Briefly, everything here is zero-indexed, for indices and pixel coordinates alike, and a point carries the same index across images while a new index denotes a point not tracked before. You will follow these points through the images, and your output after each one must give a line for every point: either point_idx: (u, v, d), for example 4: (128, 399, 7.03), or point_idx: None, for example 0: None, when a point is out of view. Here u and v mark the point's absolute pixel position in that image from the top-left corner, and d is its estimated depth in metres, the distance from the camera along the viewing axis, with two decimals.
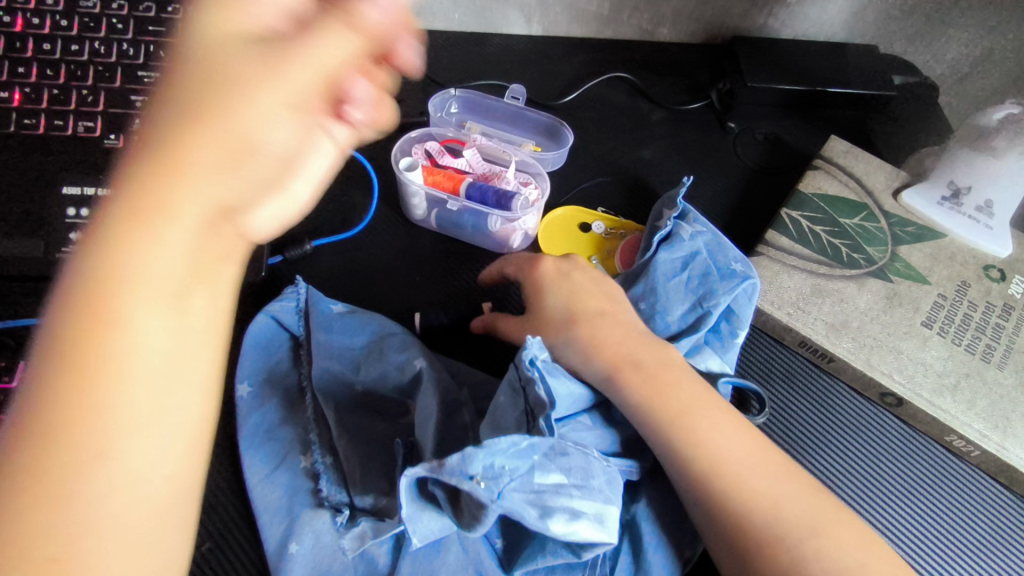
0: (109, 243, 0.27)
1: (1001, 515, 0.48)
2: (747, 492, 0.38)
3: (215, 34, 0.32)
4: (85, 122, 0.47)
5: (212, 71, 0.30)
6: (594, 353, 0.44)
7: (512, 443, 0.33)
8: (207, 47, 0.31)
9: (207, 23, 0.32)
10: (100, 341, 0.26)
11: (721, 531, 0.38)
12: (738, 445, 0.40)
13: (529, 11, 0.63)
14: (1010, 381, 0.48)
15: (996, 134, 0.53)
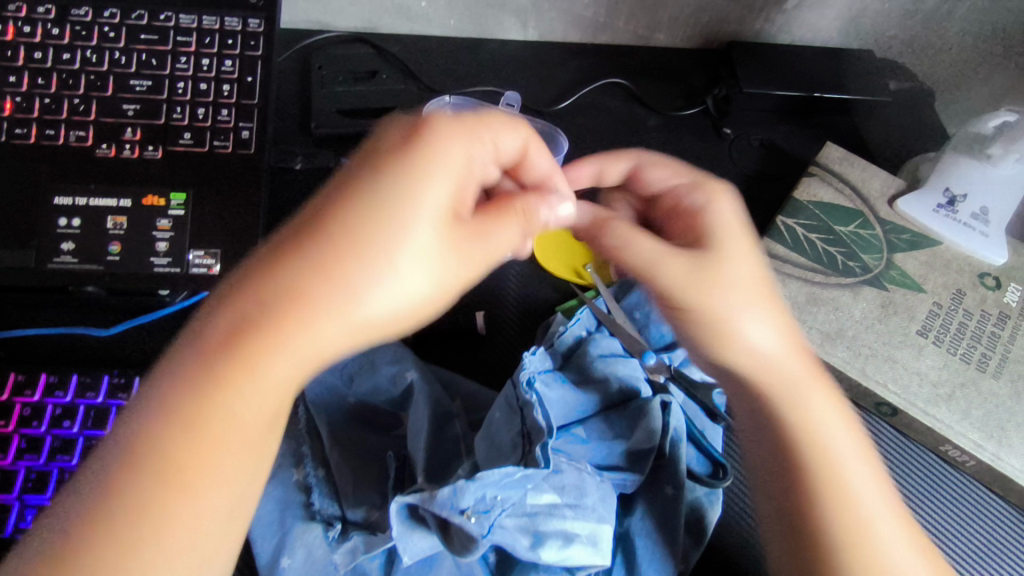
0: (224, 384, 0.30)
1: (993, 524, 0.48)
2: (830, 485, 0.38)
3: (414, 200, 0.33)
4: (77, 132, 0.46)
5: (383, 246, 0.32)
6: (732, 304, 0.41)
7: (504, 475, 0.34)
8: (399, 212, 0.32)
9: (412, 180, 0.33)
10: (201, 460, 0.30)
11: (788, 506, 0.39)
12: (830, 413, 0.40)
13: (525, 17, 0.62)
14: (1004, 390, 0.48)
15: (992, 141, 0.53)
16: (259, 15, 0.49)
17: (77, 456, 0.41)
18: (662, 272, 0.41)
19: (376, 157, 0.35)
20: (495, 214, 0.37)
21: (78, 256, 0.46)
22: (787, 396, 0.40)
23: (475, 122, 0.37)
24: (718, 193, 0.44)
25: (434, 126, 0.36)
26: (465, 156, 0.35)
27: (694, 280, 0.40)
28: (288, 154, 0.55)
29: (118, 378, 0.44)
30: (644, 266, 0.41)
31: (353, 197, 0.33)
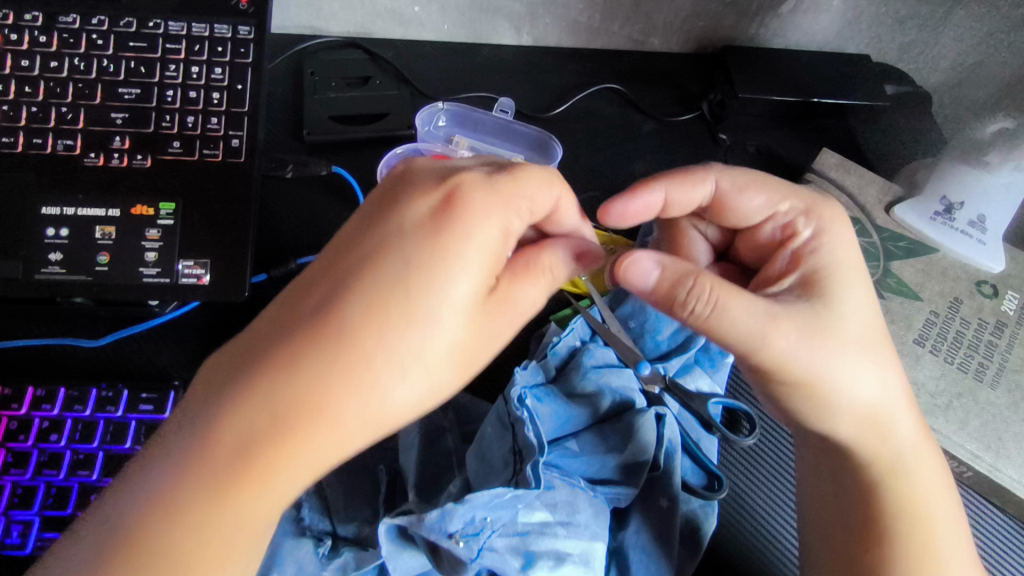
0: (235, 493, 0.29)
1: (990, 535, 0.48)
2: (901, 521, 0.39)
3: (441, 297, 0.30)
4: (65, 141, 0.46)
5: (408, 349, 0.30)
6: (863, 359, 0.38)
7: (492, 496, 0.35)
8: (425, 311, 0.30)
9: (438, 272, 0.30)
10: (216, 555, 0.29)
11: (860, 537, 0.40)
12: (919, 458, 0.40)
13: (519, 22, 0.62)
14: (1002, 400, 0.48)
15: (990, 148, 0.52)
16: (249, 22, 0.49)
17: (65, 470, 0.41)
18: (774, 341, 0.37)
19: (398, 237, 0.31)
20: (520, 284, 0.34)
21: (65, 267, 0.45)
22: (895, 452, 0.40)
23: (502, 185, 0.33)
24: (818, 233, 0.41)
25: (463, 200, 0.32)
26: (498, 239, 0.32)
27: (806, 348, 0.37)
28: (279, 162, 0.53)
29: (106, 390, 0.43)
30: (753, 336, 0.37)
31: (374, 291, 0.30)
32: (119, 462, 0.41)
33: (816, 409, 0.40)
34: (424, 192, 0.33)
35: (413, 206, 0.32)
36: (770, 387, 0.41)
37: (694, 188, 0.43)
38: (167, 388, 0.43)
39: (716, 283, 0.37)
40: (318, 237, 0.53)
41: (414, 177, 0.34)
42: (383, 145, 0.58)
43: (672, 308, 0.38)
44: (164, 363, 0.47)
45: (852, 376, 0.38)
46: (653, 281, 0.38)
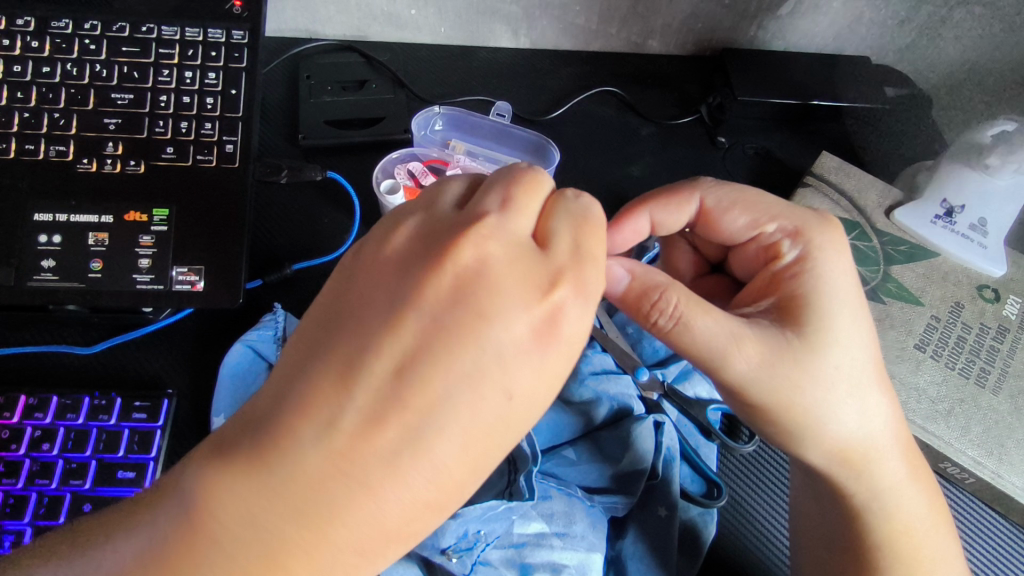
0: None
1: (975, 537, 0.48)
2: (878, 535, 0.39)
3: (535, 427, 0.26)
4: (57, 147, 0.45)
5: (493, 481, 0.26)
6: (835, 390, 0.37)
7: (484, 509, 0.38)
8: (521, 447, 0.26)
9: (534, 403, 0.25)
10: None
11: (843, 548, 0.40)
12: (895, 496, 0.39)
13: (516, 25, 0.61)
14: (1004, 406, 0.47)
15: (990, 151, 0.51)
16: (243, 26, 0.48)
17: (57, 480, 0.40)
18: (738, 363, 0.36)
19: (495, 370, 0.24)
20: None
21: (58, 274, 0.45)
22: (867, 487, 0.39)
23: (593, 289, 0.27)
24: (804, 257, 0.39)
25: (562, 321, 0.26)
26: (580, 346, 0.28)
27: (771, 374, 0.36)
28: (273, 167, 0.53)
29: (99, 399, 0.42)
30: (714, 356, 0.36)
31: (468, 444, 0.24)
32: (112, 470, 0.41)
33: (782, 433, 0.38)
34: (516, 299, 0.25)
35: (508, 326, 0.24)
36: (738, 406, 0.39)
37: (681, 208, 0.43)
38: (160, 397, 0.43)
39: (685, 300, 0.35)
40: (313, 242, 0.53)
41: (491, 265, 0.25)
42: (379, 149, 0.58)
43: (640, 315, 0.37)
44: (157, 370, 0.47)
45: (827, 411, 0.37)
46: (622, 283, 0.37)
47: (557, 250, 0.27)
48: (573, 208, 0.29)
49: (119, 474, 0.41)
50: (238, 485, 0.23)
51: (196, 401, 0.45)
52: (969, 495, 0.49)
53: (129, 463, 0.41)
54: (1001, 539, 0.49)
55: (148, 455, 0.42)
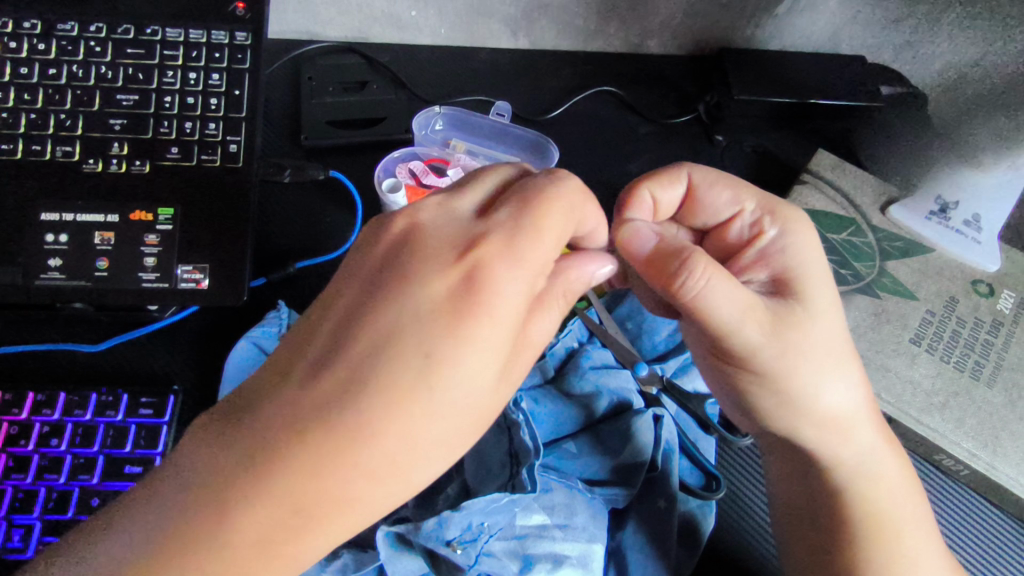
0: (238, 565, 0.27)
1: (970, 526, 0.49)
2: (864, 506, 0.40)
3: (486, 384, 0.28)
4: (63, 147, 0.46)
5: (455, 438, 0.28)
6: (821, 356, 0.39)
7: (488, 501, 0.38)
8: (471, 402, 0.28)
9: (477, 355, 0.27)
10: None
11: (828, 528, 0.41)
12: (880, 468, 0.41)
13: (515, 26, 0.62)
14: (998, 399, 0.48)
15: (981, 149, 0.51)
16: (246, 28, 0.49)
17: (65, 474, 0.41)
18: (745, 331, 0.37)
19: (414, 325, 0.27)
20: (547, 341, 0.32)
21: (65, 272, 0.45)
22: (853, 457, 0.40)
23: (519, 256, 0.29)
24: (782, 232, 0.41)
25: (488, 278, 0.28)
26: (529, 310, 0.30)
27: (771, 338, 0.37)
28: (277, 167, 0.53)
29: (107, 395, 0.43)
30: (728, 324, 0.36)
31: (411, 387, 0.27)
32: (120, 465, 0.41)
33: (780, 402, 0.40)
34: (437, 263, 0.29)
35: (433, 283, 0.28)
36: (739, 378, 0.40)
37: (669, 189, 0.43)
38: (166, 393, 0.44)
39: (710, 262, 0.35)
40: (316, 241, 0.53)
41: (437, 232, 0.30)
42: (381, 148, 0.59)
43: (663, 283, 0.36)
44: (162, 367, 0.47)
45: (819, 377, 0.39)
46: (646, 250, 0.37)
47: (503, 218, 0.31)
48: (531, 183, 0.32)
49: (126, 469, 0.41)
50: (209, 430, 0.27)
51: (203, 397, 0.46)
52: (962, 486, 0.50)
53: (136, 459, 0.42)
54: (995, 529, 0.49)
55: (155, 450, 0.42)
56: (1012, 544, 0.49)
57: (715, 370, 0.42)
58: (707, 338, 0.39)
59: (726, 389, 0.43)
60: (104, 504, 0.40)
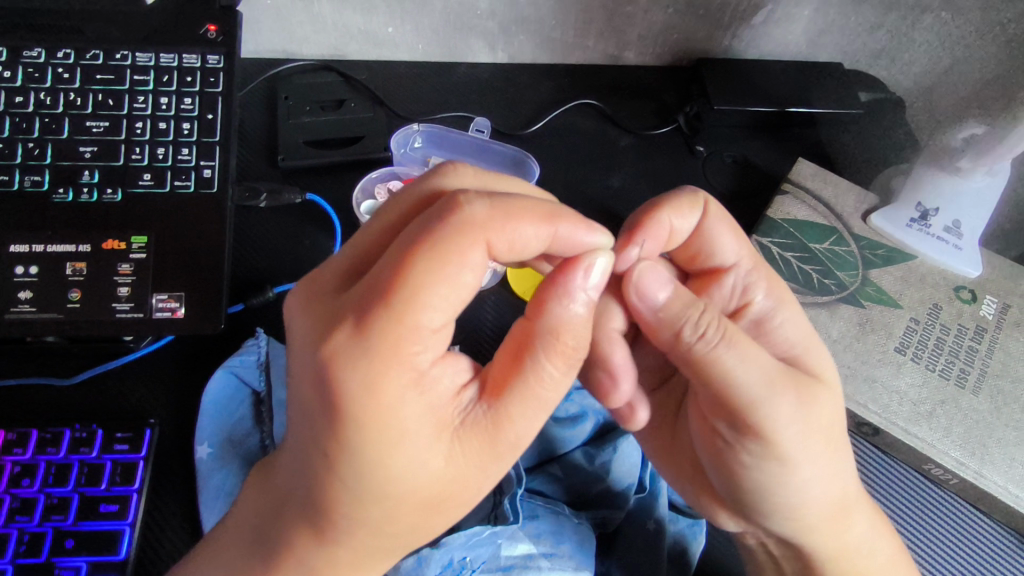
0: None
1: (965, 531, 0.49)
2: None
3: (394, 475, 0.27)
4: (32, 177, 0.45)
5: (401, 513, 0.29)
6: (830, 453, 0.36)
7: (470, 534, 0.38)
8: (390, 491, 0.28)
9: (368, 460, 0.27)
10: None
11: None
12: (879, 549, 0.40)
13: (493, 40, 0.62)
14: (984, 406, 0.48)
15: (961, 154, 0.53)
16: (218, 51, 0.48)
17: (37, 516, 0.39)
18: (778, 408, 0.34)
19: (308, 425, 0.28)
20: (527, 409, 0.30)
21: (35, 305, 0.44)
22: (856, 542, 0.40)
23: (374, 346, 0.26)
24: (778, 304, 0.41)
25: (338, 380, 0.26)
26: (422, 393, 0.27)
27: (791, 428, 0.34)
28: (252, 192, 0.52)
29: (80, 432, 0.42)
30: (758, 398, 0.34)
31: (323, 481, 0.28)
32: (95, 504, 0.40)
33: (793, 500, 0.37)
34: (309, 353, 0.28)
35: (304, 377, 0.28)
36: (749, 464, 0.37)
37: (683, 219, 0.40)
38: (143, 426, 0.43)
39: (724, 320, 0.34)
40: (295, 265, 0.53)
41: (322, 308, 0.29)
42: (360, 167, 0.58)
43: (676, 339, 0.35)
44: (138, 400, 0.46)
45: (832, 461, 0.36)
46: (661, 300, 0.35)
47: (371, 287, 0.27)
48: (415, 225, 0.28)
49: (102, 508, 0.40)
50: (252, 491, 0.34)
51: (180, 430, 0.45)
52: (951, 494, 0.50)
53: (112, 497, 0.41)
54: (985, 536, 0.49)
55: (131, 488, 0.41)
56: (1002, 550, 0.49)
57: (712, 454, 0.39)
58: (723, 413, 0.36)
59: (721, 473, 0.39)
60: (79, 545, 0.39)
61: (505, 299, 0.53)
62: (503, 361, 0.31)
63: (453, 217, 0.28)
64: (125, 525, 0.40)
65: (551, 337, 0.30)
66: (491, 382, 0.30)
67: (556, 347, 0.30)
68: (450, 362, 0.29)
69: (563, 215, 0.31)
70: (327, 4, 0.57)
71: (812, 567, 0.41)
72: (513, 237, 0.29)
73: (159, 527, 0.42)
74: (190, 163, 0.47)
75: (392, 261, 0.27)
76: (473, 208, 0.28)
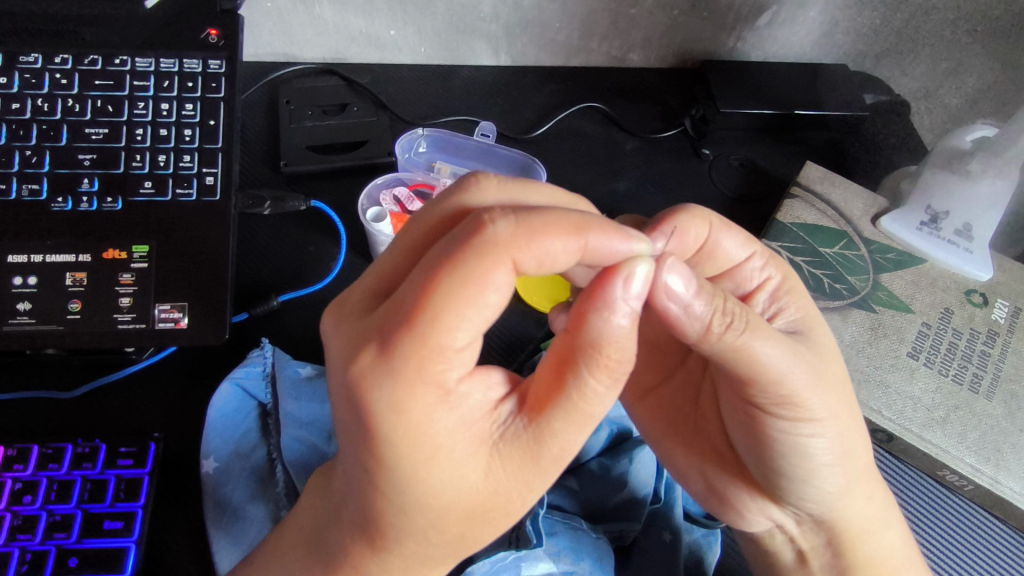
0: None
1: (979, 535, 0.49)
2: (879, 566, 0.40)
3: (432, 489, 0.27)
4: (29, 186, 0.44)
5: (447, 527, 0.28)
6: (848, 416, 0.36)
7: (491, 561, 0.38)
8: (433, 505, 0.27)
9: (405, 478, 0.26)
10: None
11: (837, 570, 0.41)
12: (896, 522, 0.40)
13: (496, 43, 0.61)
14: (998, 411, 0.47)
15: (971, 157, 0.53)
16: (220, 55, 0.47)
17: (39, 534, 0.38)
18: (798, 373, 0.34)
19: (348, 441, 0.28)
20: (570, 425, 0.28)
21: (35, 317, 0.43)
22: (878, 516, 0.39)
23: (400, 368, 0.25)
24: (786, 277, 0.40)
25: (366, 401, 0.26)
26: (452, 409, 0.26)
27: (815, 394, 0.34)
28: (256, 199, 0.51)
29: (82, 447, 0.41)
30: (780, 368, 0.33)
31: (367, 494, 0.28)
32: (99, 521, 0.39)
33: (819, 466, 0.36)
34: (340, 373, 0.28)
35: (339, 398, 0.28)
36: (777, 440, 0.36)
37: (695, 226, 0.38)
38: (147, 440, 0.42)
39: (742, 305, 0.33)
40: (299, 273, 0.52)
41: (353, 325, 0.29)
42: (363, 172, 0.57)
43: (707, 335, 0.32)
44: (142, 413, 0.45)
45: (849, 416, 0.36)
46: (688, 297, 0.31)
47: (395, 311, 0.27)
48: (439, 246, 0.27)
49: (106, 525, 0.39)
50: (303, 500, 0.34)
51: (185, 443, 0.44)
52: (962, 498, 0.50)
53: (117, 513, 0.40)
54: (997, 541, 0.49)
55: (137, 503, 0.40)
56: (1014, 554, 0.49)
57: (740, 430, 0.39)
58: (749, 391, 0.35)
59: (749, 449, 0.39)
60: (83, 563, 0.38)
61: (513, 306, 0.52)
62: (543, 376, 0.29)
63: (474, 238, 0.26)
64: (130, 542, 0.39)
65: (592, 351, 0.28)
66: (533, 398, 0.29)
67: (598, 361, 0.28)
68: (481, 377, 0.28)
69: (592, 225, 0.29)
70: (328, 6, 0.56)
71: (845, 553, 0.40)
72: (541, 254, 0.27)
73: (165, 544, 0.41)
74: (192, 169, 0.46)
75: (415, 282, 0.26)
76: (497, 228, 0.27)
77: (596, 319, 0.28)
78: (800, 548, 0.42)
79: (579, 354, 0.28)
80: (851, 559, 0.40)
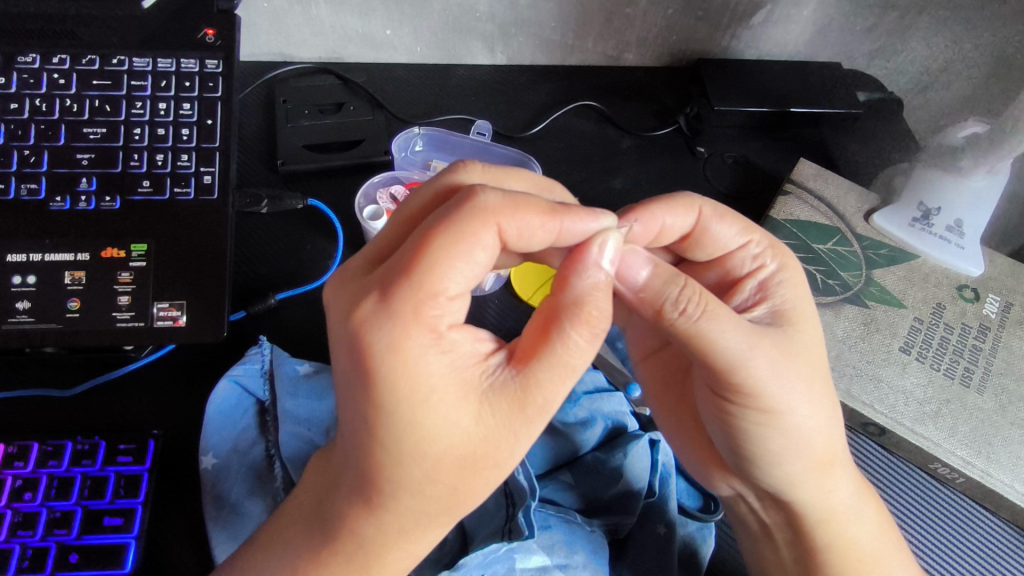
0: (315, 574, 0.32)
1: (972, 528, 0.50)
2: (850, 557, 0.40)
3: (426, 434, 0.27)
4: (28, 185, 0.44)
5: (440, 479, 0.28)
6: (813, 403, 0.36)
7: (485, 552, 0.38)
8: (427, 453, 0.27)
9: (401, 420, 0.27)
10: None
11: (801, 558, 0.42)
12: (864, 514, 0.40)
13: (492, 42, 0.61)
14: (988, 404, 0.48)
15: (962, 153, 0.53)
16: (217, 55, 0.48)
17: (38, 531, 0.39)
18: (758, 362, 0.34)
19: (348, 391, 0.28)
20: (557, 376, 0.29)
21: (34, 315, 0.43)
22: (844, 504, 0.40)
23: (398, 309, 0.27)
24: (783, 267, 0.40)
25: (365, 343, 0.27)
26: (444, 352, 0.27)
27: (781, 368, 0.35)
28: (253, 198, 0.51)
29: (82, 444, 0.41)
30: (737, 354, 0.34)
31: (365, 446, 0.28)
32: (99, 517, 0.40)
33: (790, 445, 0.37)
34: (341, 322, 0.29)
35: (339, 351, 0.29)
36: (744, 414, 0.37)
37: (683, 212, 0.39)
38: (146, 437, 0.42)
39: (703, 291, 0.34)
40: (297, 271, 0.52)
41: (351, 284, 0.30)
42: (361, 171, 0.57)
43: (660, 315, 0.34)
44: (141, 410, 0.45)
45: (818, 408, 0.37)
46: (641, 280, 0.34)
47: (394, 264, 0.28)
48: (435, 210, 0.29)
49: (106, 521, 0.40)
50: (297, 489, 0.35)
51: (184, 440, 0.45)
52: (954, 490, 0.50)
53: (117, 509, 0.40)
54: (989, 534, 0.50)
55: (137, 500, 0.40)
56: (1006, 546, 0.49)
57: (711, 403, 0.39)
58: (711, 375, 0.36)
59: (719, 423, 0.40)
60: (83, 559, 0.38)
61: (510, 303, 0.52)
62: (532, 333, 0.30)
63: (467, 202, 0.29)
64: (130, 538, 0.39)
65: (575, 305, 0.30)
66: (521, 351, 0.30)
67: (579, 315, 0.30)
68: (471, 329, 0.29)
69: (566, 209, 0.32)
70: (325, 7, 0.56)
71: (809, 535, 0.41)
72: (523, 225, 0.30)
73: (165, 540, 0.41)
74: (189, 168, 0.46)
75: (415, 240, 0.28)
76: (486, 196, 0.29)
77: (576, 282, 0.31)
78: (765, 522, 0.43)
79: (563, 310, 0.30)
80: (815, 541, 0.41)
